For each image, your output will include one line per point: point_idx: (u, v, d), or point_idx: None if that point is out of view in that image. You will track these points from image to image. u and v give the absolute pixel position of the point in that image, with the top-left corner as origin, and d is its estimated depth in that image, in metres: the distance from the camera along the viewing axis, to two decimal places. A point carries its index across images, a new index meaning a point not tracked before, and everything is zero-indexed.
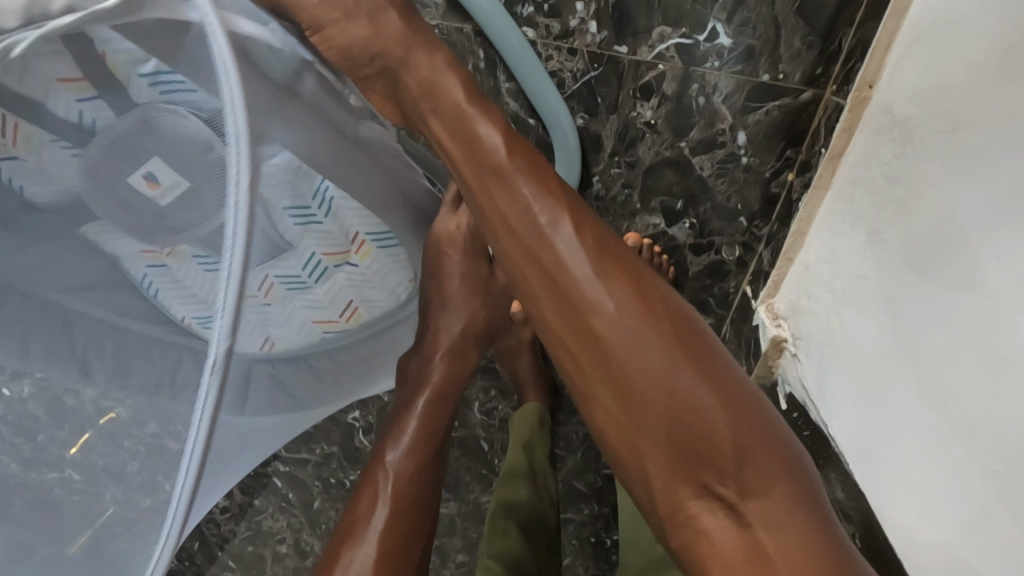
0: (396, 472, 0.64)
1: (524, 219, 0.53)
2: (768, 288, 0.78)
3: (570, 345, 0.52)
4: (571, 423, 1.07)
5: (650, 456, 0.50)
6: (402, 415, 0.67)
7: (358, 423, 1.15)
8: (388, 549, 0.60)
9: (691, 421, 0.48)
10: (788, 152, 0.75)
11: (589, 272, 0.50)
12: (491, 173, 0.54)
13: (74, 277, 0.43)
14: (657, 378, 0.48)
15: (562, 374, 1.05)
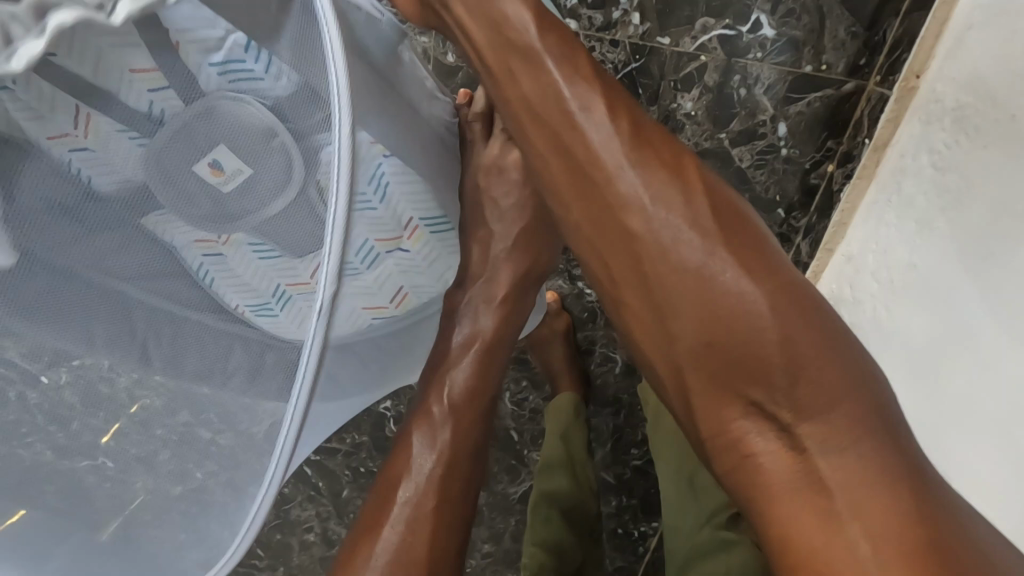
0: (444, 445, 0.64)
1: (547, 97, 0.50)
2: (807, 279, 0.80)
3: (618, 267, 0.49)
4: (601, 414, 1.07)
5: (694, 377, 0.46)
6: (444, 382, 0.66)
7: (389, 413, 1.17)
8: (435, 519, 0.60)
9: (745, 338, 0.43)
10: (829, 143, 0.75)
11: (620, 157, 0.48)
12: (511, 43, 0.51)
13: (136, 267, 0.42)
14: (695, 272, 0.45)
15: (594, 366, 1.04)
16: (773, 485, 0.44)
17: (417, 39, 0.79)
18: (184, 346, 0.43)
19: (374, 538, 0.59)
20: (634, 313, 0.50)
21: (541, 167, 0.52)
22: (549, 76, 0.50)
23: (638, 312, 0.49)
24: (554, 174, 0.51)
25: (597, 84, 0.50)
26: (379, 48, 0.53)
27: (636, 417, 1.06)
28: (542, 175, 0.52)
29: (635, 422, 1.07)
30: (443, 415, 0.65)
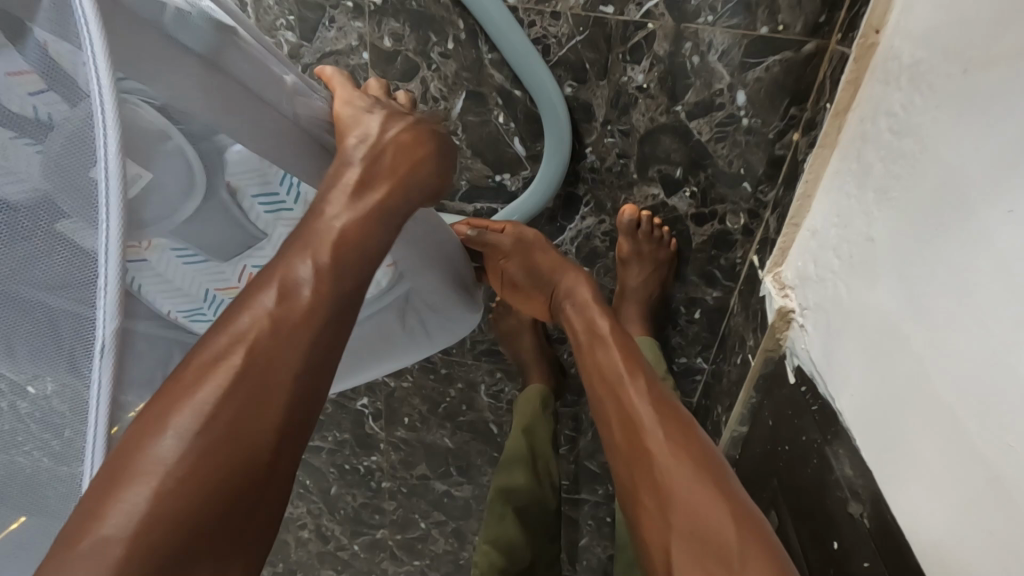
0: (278, 335, 0.43)
1: (613, 368, 0.64)
2: (774, 256, 0.73)
3: (611, 425, 0.61)
4: (581, 404, 1.04)
5: (647, 500, 0.54)
6: (313, 226, 0.48)
7: (366, 410, 1.12)
8: (257, 411, 0.40)
9: (679, 463, 0.54)
10: (792, 110, 0.69)
11: (649, 412, 0.59)
12: (593, 333, 0.68)
13: (57, 276, 0.35)
14: (682, 477, 0.53)
15: (566, 355, 1.01)
16: None
17: (351, 23, 0.74)
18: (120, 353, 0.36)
19: (125, 462, 0.37)
20: (623, 482, 0.57)
21: (603, 412, 0.63)
22: (615, 356, 0.64)
23: (619, 472, 0.58)
24: (611, 421, 0.61)
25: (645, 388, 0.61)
26: (205, 40, 0.39)
27: None
28: (604, 420, 0.62)
29: None
30: (284, 295, 0.45)
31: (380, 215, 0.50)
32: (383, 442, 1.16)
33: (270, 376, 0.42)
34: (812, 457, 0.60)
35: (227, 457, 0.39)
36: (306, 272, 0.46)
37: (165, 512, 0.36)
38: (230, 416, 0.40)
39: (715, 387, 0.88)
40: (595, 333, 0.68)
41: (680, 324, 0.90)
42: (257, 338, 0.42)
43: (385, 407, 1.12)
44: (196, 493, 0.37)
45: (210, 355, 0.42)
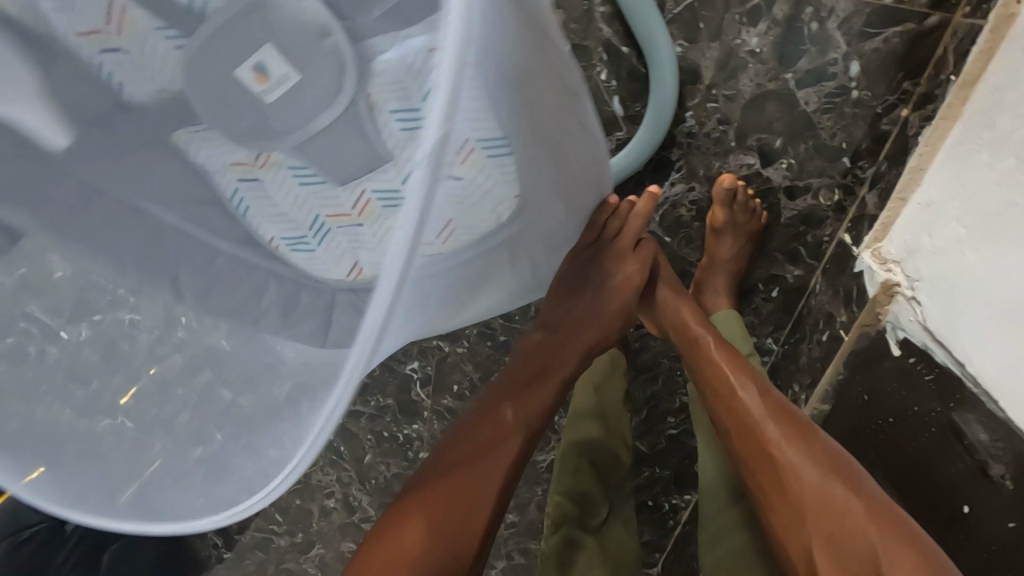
0: (475, 478, 0.67)
1: (723, 377, 0.72)
2: (875, 232, 0.72)
3: (748, 462, 0.67)
4: (637, 382, 1.02)
5: (801, 534, 0.62)
6: (500, 404, 0.73)
7: (416, 374, 1.11)
8: (458, 532, 0.64)
9: (832, 497, 0.61)
10: (905, 84, 0.68)
11: (765, 420, 0.67)
12: (699, 347, 0.76)
13: (171, 191, 0.54)
14: (816, 486, 0.61)
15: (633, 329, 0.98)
16: None
17: None
18: (215, 281, 0.59)
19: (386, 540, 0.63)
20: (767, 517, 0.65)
21: (721, 418, 0.71)
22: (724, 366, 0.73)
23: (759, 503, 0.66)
24: (729, 426, 0.70)
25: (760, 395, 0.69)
26: None
27: (674, 384, 1.01)
28: (723, 426, 0.71)
29: (672, 391, 1.01)
30: (494, 426, 0.71)
31: (544, 396, 0.75)
32: (428, 410, 1.14)
33: (489, 492, 0.67)
34: (930, 425, 0.63)
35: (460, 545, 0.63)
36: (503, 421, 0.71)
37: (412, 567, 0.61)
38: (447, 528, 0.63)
39: (788, 367, 0.87)
40: (716, 371, 0.73)
41: (754, 302, 0.89)
42: (490, 417, 0.72)
43: (434, 373, 1.10)
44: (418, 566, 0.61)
45: (450, 462, 0.68)
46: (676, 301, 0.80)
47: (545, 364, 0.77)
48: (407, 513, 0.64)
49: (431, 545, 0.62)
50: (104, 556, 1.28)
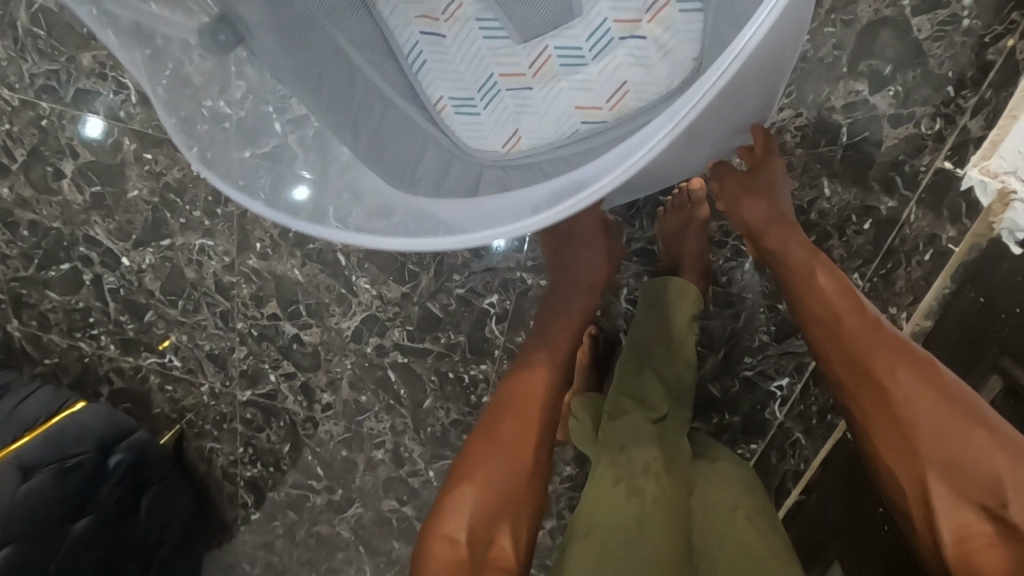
0: (519, 435, 0.79)
1: (826, 304, 0.73)
2: (982, 151, 0.78)
3: (859, 397, 0.68)
4: (718, 317, 1.03)
5: (917, 468, 0.63)
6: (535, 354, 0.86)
7: (493, 309, 1.10)
8: (511, 483, 0.76)
9: (955, 432, 0.62)
10: (1012, 15, 0.75)
11: (868, 348, 0.68)
12: (799, 270, 0.77)
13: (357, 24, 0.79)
14: (926, 420, 0.63)
15: (722, 261, 0.98)
16: (980, 555, 0.57)
17: None
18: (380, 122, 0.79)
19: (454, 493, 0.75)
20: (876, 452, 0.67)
21: (821, 345, 0.73)
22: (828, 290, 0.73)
23: (871, 438, 0.68)
24: (830, 353, 0.72)
25: (864, 320, 0.70)
26: None
27: (755, 322, 1.02)
28: (822, 351, 0.73)
29: (753, 328, 1.02)
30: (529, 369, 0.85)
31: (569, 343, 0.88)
32: (499, 348, 1.13)
33: (530, 415, 0.81)
34: None
35: (519, 461, 0.78)
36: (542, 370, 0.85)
37: (475, 512, 0.73)
38: (503, 481, 0.76)
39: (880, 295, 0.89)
40: (823, 297, 0.73)
41: (846, 235, 0.92)
42: (525, 365, 0.86)
43: (512, 309, 1.10)
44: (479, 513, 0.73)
45: (507, 416, 0.81)
46: (771, 230, 0.82)
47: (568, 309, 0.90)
48: (477, 446, 0.79)
49: (494, 480, 0.75)
50: (143, 499, 1.21)
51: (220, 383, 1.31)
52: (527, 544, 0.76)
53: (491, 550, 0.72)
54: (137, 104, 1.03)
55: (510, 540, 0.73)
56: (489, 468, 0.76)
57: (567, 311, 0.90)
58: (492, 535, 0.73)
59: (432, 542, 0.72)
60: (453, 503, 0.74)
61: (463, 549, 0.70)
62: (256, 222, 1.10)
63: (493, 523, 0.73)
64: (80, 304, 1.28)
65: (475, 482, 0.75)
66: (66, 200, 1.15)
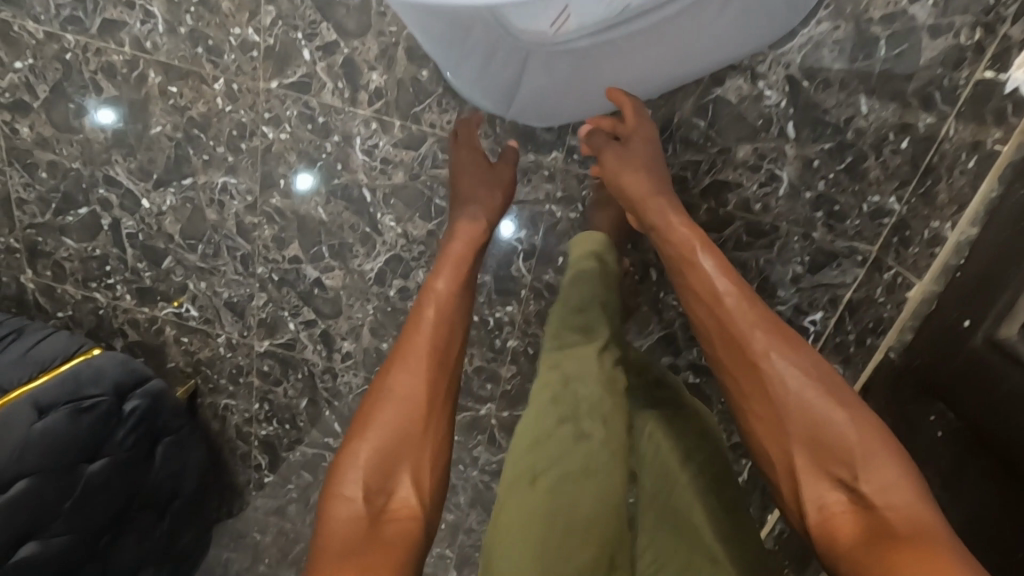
0: (410, 378, 0.73)
1: (709, 285, 0.75)
2: None
3: (737, 374, 0.70)
4: (753, 247, 1.01)
5: (787, 444, 0.65)
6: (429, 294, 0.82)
7: (521, 245, 1.08)
8: (407, 434, 0.69)
9: (818, 403, 0.64)
10: None
11: (745, 323, 0.71)
12: (682, 254, 0.79)
13: None
14: (794, 392, 0.65)
15: (756, 187, 0.96)
16: (837, 523, 0.58)
17: None
18: None
19: (342, 462, 0.67)
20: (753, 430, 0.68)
21: (704, 329, 0.75)
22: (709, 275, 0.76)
23: (749, 415, 0.69)
24: (713, 335, 0.74)
25: (744, 297, 0.73)
26: None
27: (789, 252, 1.00)
28: (705, 334, 0.76)
29: (787, 258, 1.01)
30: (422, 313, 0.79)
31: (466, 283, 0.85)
32: (526, 287, 1.12)
33: (422, 355, 0.75)
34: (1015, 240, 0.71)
35: (419, 406, 0.71)
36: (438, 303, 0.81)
37: (366, 474, 0.65)
38: (396, 432, 0.68)
39: (920, 212, 0.88)
40: (705, 279, 0.76)
41: (883, 155, 0.91)
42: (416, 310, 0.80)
43: (540, 245, 1.08)
44: (371, 473, 0.65)
45: (390, 368, 0.75)
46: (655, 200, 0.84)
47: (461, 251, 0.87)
48: (368, 404, 0.71)
49: (397, 435, 0.68)
50: (159, 445, 1.20)
51: (237, 334, 1.28)
52: (435, 489, 0.69)
53: (391, 503, 0.64)
54: (163, 33, 1.02)
55: (411, 487, 0.66)
56: (383, 417, 0.69)
57: (457, 253, 0.87)
58: (391, 488, 0.65)
59: (328, 508, 0.63)
60: (350, 471, 0.65)
61: (363, 510, 0.63)
62: (279, 157, 1.09)
63: (392, 476, 0.66)
64: (97, 251, 1.25)
65: (368, 440, 0.67)
66: (86, 138, 1.14)
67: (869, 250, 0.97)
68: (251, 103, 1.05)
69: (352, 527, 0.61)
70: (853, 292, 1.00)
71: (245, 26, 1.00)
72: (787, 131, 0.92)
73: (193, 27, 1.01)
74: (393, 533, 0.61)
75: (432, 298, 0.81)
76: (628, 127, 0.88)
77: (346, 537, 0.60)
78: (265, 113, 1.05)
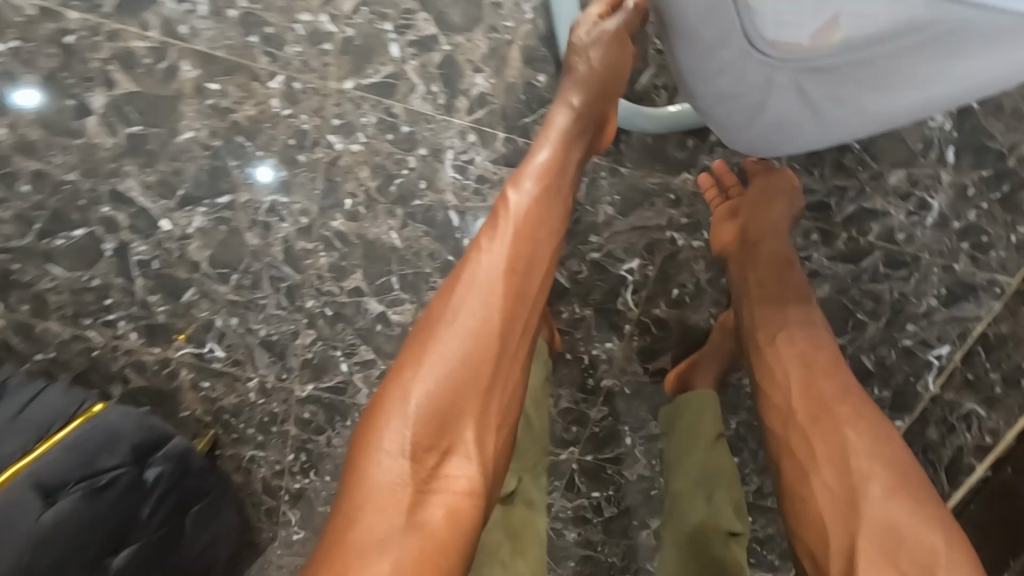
0: (445, 366, 0.62)
1: (793, 335, 0.76)
2: None
3: (810, 426, 0.69)
4: (889, 279, 0.93)
5: (824, 476, 0.66)
6: (479, 243, 0.69)
7: (631, 277, 0.96)
8: (448, 428, 0.60)
9: (887, 480, 0.63)
10: None
11: (840, 388, 0.71)
12: (770, 296, 0.79)
13: None
14: (877, 473, 0.64)
15: (903, 215, 0.89)
16: None
17: None
18: None
19: (371, 435, 0.59)
20: (796, 448, 0.69)
21: (773, 369, 0.75)
22: (794, 324, 0.77)
23: (795, 441, 0.70)
24: (784, 378, 0.73)
25: (827, 346, 0.75)
26: None
27: (926, 285, 0.93)
28: (772, 372, 0.75)
29: (923, 290, 0.93)
30: (487, 263, 0.67)
31: (526, 231, 0.69)
32: (631, 323, 0.99)
33: (490, 317, 0.65)
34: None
35: (478, 386, 0.62)
36: (495, 262, 0.67)
37: (402, 470, 0.57)
38: (434, 421, 0.60)
39: None
40: (796, 332, 0.76)
41: None
42: (486, 250, 0.68)
43: (653, 277, 0.96)
44: (404, 479, 0.57)
45: (422, 334, 0.64)
46: (762, 242, 0.83)
47: (549, 194, 0.72)
48: (420, 350, 0.63)
49: (423, 426, 0.59)
50: (186, 517, 0.97)
51: (274, 377, 1.09)
52: (494, 472, 0.62)
53: (440, 476, 0.58)
54: (206, 17, 0.82)
55: (466, 465, 0.59)
56: (433, 378, 0.61)
57: (546, 197, 0.72)
58: (444, 459, 0.59)
59: (363, 463, 0.58)
60: (384, 453, 0.58)
61: (405, 482, 0.57)
62: (347, 172, 0.90)
63: (447, 451, 0.59)
64: (94, 282, 1.01)
65: (419, 393, 0.60)
66: (88, 143, 0.90)
67: (1010, 282, 0.90)
68: (317, 106, 0.86)
69: (387, 493, 0.56)
70: (987, 326, 0.93)
71: (318, 13, 0.82)
72: (946, 157, 0.86)
73: (248, 10, 0.82)
74: (439, 521, 0.56)
75: (493, 248, 0.68)
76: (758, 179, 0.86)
77: (378, 505, 0.56)
78: (334, 120, 0.87)
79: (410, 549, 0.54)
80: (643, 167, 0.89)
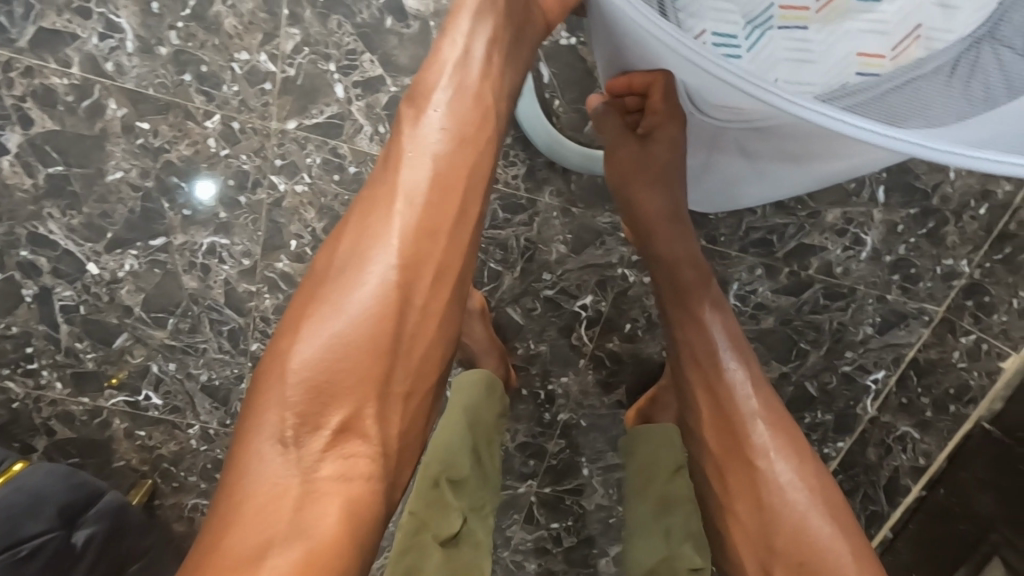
0: (330, 327, 0.52)
1: (709, 349, 0.71)
2: None
3: (732, 462, 0.66)
4: (830, 310, 0.96)
5: (739, 509, 0.64)
6: (379, 181, 0.57)
7: (585, 313, 0.96)
8: (335, 405, 0.50)
9: (805, 503, 0.62)
10: None
11: (752, 407, 0.68)
12: (688, 310, 0.73)
13: None
14: (793, 505, 0.62)
15: (841, 249, 0.93)
16: None
17: None
18: None
19: (247, 423, 0.50)
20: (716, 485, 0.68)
21: (694, 394, 0.71)
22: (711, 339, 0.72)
23: (715, 475, 0.68)
24: (702, 405, 0.70)
25: (742, 354, 0.71)
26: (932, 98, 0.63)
27: (862, 314, 0.96)
28: (694, 396, 0.71)
29: (866, 317, 0.96)
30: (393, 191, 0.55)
31: (447, 154, 0.57)
32: (586, 357, 1.00)
33: (392, 267, 0.54)
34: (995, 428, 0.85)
35: (379, 350, 0.52)
36: (398, 201, 0.55)
37: (271, 462, 0.49)
38: (314, 396, 0.50)
39: (1002, 277, 0.89)
40: (711, 348, 0.71)
41: (962, 220, 0.90)
42: (381, 211, 0.55)
43: (607, 312, 0.96)
44: (281, 475, 0.48)
45: (306, 295, 0.54)
46: (665, 233, 0.75)
47: (467, 144, 0.58)
48: (302, 320, 0.52)
49: (297, 407, 0.50)
50: None
51: (217, 423, 1.00)
52: (405, 450, 0.54)
53: (329, 463, 0.50)
54: (133, 53, 0.80)
55: (364, 445, 0.51)
56: (311, 359, 0.50)
57: (455, 145, 0.58)
58: (337, 442, 0.50)
59: (245, 451, 0.49)
60: (258, 441, 0.49)
61: (282, 477, 0.48)
62: (292, 213, 0.86)
63: (344, 424, 0.50)
64: (13, 329, 0.93)
65: (297, 375, 0.50)
66: (3, 185, 0.84)
67: (937, 311, 0.95)
68: (258, 146, 0.83)
69: (264, 496, 0.48)
70: (918, 351, 0.97)
71: (255, 51, 0.81)
72: (878, 196, 0.90)
73: (179, 48, 0.80)
74: (329, 525, 0.48)
75: (406, 186, 0.56)
76: (655, 118, 0.66)
77: (256, 512, 0.47)
78: (276, 160, 0.84)
79: (295, 554, 0.46)
80: (595, 206, 0.90)
